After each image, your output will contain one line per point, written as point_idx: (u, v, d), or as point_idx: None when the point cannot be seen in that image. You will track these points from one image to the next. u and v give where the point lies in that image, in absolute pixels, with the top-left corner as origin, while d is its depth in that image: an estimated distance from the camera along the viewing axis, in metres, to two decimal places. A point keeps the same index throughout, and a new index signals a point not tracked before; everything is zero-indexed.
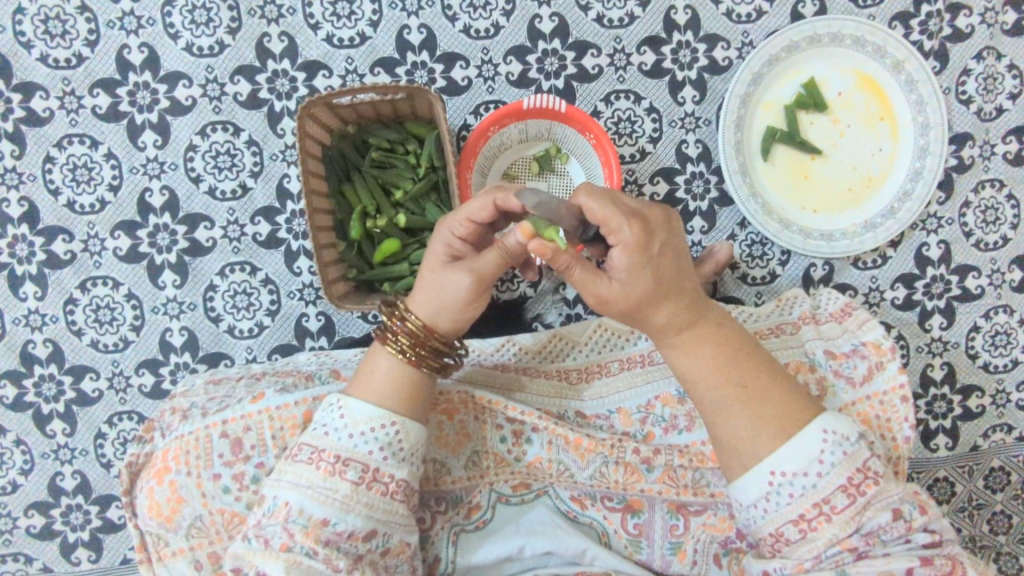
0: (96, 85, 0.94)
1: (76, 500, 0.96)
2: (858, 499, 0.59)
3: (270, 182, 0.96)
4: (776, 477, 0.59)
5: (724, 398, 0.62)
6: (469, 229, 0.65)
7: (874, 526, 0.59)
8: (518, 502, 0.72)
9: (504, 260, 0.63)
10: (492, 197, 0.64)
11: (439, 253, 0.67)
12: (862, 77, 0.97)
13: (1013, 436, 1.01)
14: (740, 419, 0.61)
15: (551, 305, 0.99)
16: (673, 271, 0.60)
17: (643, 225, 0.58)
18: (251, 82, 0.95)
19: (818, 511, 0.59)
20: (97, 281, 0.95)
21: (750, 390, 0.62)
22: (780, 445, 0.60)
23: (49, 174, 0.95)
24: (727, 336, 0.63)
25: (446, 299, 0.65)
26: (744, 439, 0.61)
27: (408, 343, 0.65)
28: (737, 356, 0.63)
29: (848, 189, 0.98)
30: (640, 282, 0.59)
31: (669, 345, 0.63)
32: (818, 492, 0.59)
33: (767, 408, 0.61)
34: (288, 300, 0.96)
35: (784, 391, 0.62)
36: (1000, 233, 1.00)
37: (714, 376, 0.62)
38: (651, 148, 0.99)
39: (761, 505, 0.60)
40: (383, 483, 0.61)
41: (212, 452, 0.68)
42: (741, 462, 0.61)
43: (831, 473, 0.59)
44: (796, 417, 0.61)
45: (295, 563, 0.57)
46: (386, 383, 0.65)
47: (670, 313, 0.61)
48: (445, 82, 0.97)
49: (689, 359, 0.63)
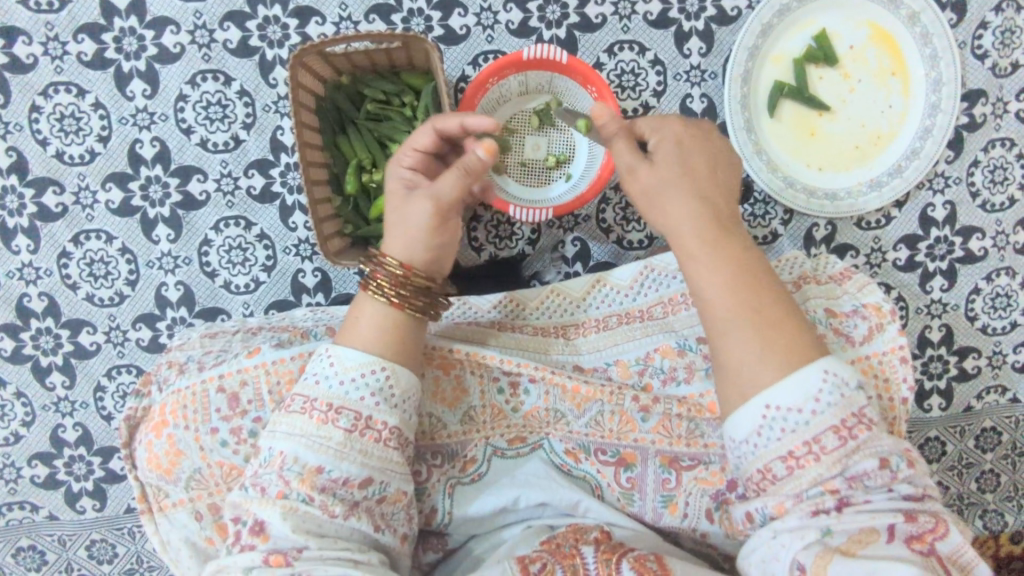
0: (81, 30, 0.91)
1: (79, 452, 0.97)
2: (849, 442, 0.59)
3: (263, 134, 0.93)
4: (771, 411, 0.59)
5: (735, 317, 0.62)
6: (417, 157, 0.71)
7: (858, 471, 0.59)
8: (514, 455, 0.73)
9: (467, 177, 0.67)
10: (433, 124, 0.70)
11: (395, 190, 0.70)
12: (875, 29, 0.94)
13: (1006, 397, 1.02)
14: (746, 340, 0.61)
15: (550, 263, 0.98)
16: (703, 175, 0.66)
17: (681, 128, 0.68)
18: (241, 28, 0.92)
19: (807, 449, 0.58)
20: (91, 235, 0.94)
21: (762, 315, 0.62)
22: (782, 377, 0.60)
23: (36, 124, 0.92)
24: (751, 266, 0.64)
25: (410, 228, 0.67)
26: (749, 364, 0.61)
27: (391, 286, 0.66)
28: (757, 286, 0.63)
29: (855, 147, 0.96)
30: (670, 165, 0.66)
31: (688, 253, 0.65)
32: (810, 429, 0.59)
33: (777, 336, 0.61)
34: (284, 255, 0.95)
35: (799, 331, 0.62)
36: (1007, 194, 0.99)
37: (728, 294, 0.63)
38: (655, 102, 0.96)
39: (753, 441, 0.60)
40: (375, 431, 0.62)
41: (209, 406, 0.69)
42: (739, 391, 0.61)
43: (825, 412, 0.59)
44: (805, 353, 0.61)
45: (292, 509, 0.58)
46: (370, 331, 0.65)
47: (694, 216, 0.64)
48: (443, 30, 0.94)
49: (705, 272, 0.64)
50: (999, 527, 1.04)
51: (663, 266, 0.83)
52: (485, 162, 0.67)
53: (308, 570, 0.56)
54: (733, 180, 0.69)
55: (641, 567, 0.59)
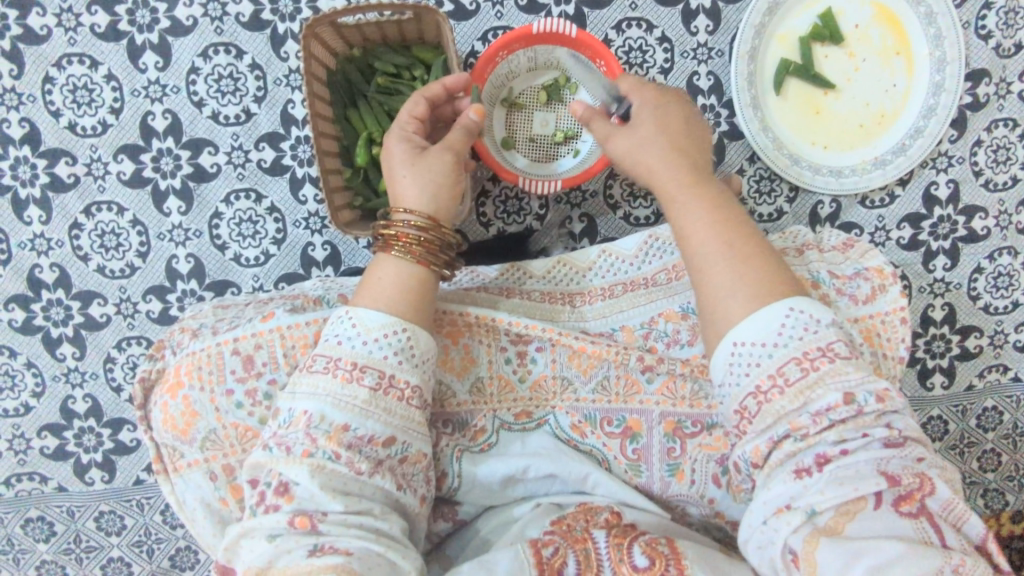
0: (94, 2, 0.92)
1: (88, 423, 0.98)
2: (811, 374, 0.58)
3: (274, 107, 0.94)
4: (738, 348, 0.60)
5: (713, 254, 0.63)
6: (419, 123, 0.76)
7: (822, 407, 0.57)
8: (520, 428, 0.74)
9: (467, 137, 0.74)
10: (422, 94, 0.77)
11: (406, 149, 0.73)
12: (879, 9, 0.95)
13: (1008, 376, 1.03)
14: (717, 275, 0.62)
15: (557, 239, 0.99)
16: (678, 130, 0.70)
17: (651, 90, 0.72)
18: (254, 2, 0.93)
19: (773, 383, 0.58)
20: (102, 207, 0.95)
21: (734, 253, 0.63)
22: (748, 316, 0.60)
23: (49, 95, 0.93)
24: (726, 208, 0.65)
25: (439, 179, 0.71)
26: (718, 301, 0.62)
27: (414, 245, 0.68)
28: (731, 225, 0.64)
29: (860, 126, 0.97)
30: (646, 123, 0.70)
31: (666, 197, 0.67)
32: (774, 363, 0.58)
33: (748, 274, 0.62)
34: (293, 229, 0.96)
35: (773, 269, 0.63)
36: (1010, 174, 1.00)
37: (701, 234, 0.64)
38: (662, 79, 0.97)
39: (728, 380, 0.61)
40: (399, 389, 0.63)
41: (224, 368, 0.69)
42: (715, 328, 0.62)
43: (789, 346, 0.59)
44: (773, 289, 0.61)
45: (319, 467, 0.59)
46: (393, 286, 0.66)
47: (669, 164, 0.67)
48: (453, 6, 0.95)
49: (685, 216, 0.65)
50: (1000, 506, 1.05)
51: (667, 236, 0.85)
52: (478, 125, 0.74)
53: (332, 541, 0.56)
54: (708, 138, 0.72)
55: (652, 551, 0.59)
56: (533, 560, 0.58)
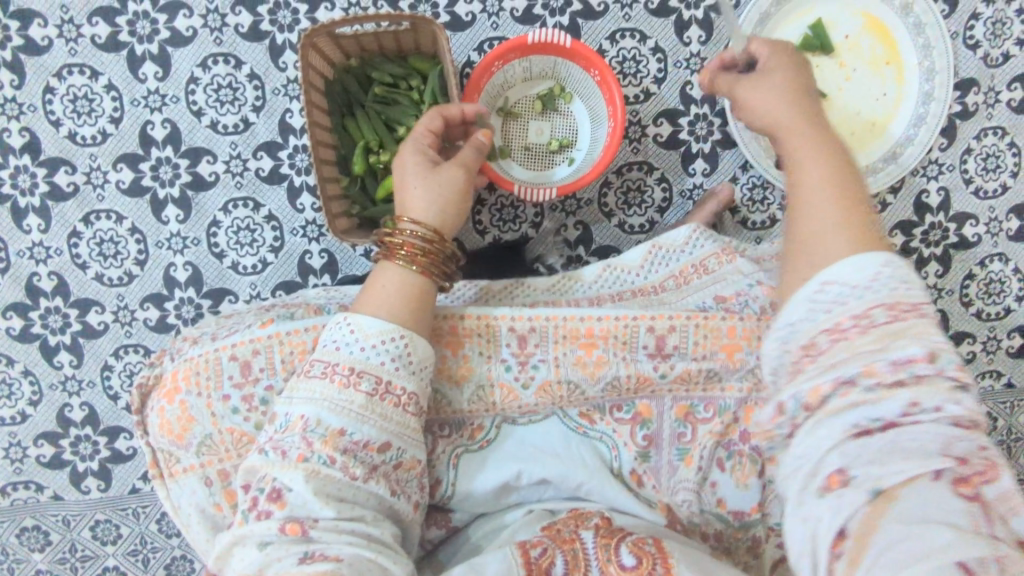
0: (95, 13, 0.93)
1: (85, 432, 0.98)
2: (899, 321, 0.48)
3: (272, 117, 0.95)
4: (828, 285, 0.52)
5: (818, 185, 0.57)
6: (433, 137, 0.77)
7: (902, 356, 0.47)
8: (526, 422, 0.75)
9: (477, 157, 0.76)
10: (438, 110, 0.78)
11: (418, 163, 0.73)
12: (869, 20, 0.97)
13: (1001, 383, 1.04)
14: (822, 207, 0.56)
15: (552, 247, 1.00)
16: (805, 79, 0.67)
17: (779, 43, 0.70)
18: (253, 13, 0.94)
19: (856, 323, 0.49)
20: (101, 215, 0.95)
21: (843, 191, 0.56)
22: (848, 255, 0.52)
23: (49, 105, 0.94)
24: (842, 154, 0.60)
25: (446, 194, 0.71)
26: (816, 235, 0.55)
27: (417, 254, 0.69)
28: (843, 168, 0.58)
29: (851, 134, 0.98)
30: (771, 66, 0.67)
31: (782, 129, 0.63)
32: (863, 304, 0.50)
33: (852, 215, 0.55)
34: (291, 237, 0.97)
35: (877, 222, 0.55)
36: (999, 181, 1.01)
37: (814, 165, 0.58)
38: (656, 88, 0.99)
39: (804, 318, 0.52)
40: (395, 395, 0.63)
41: (221, 373, 0.70)
42: (807, 262, 0.54)
43: (882, 292, 0.50)
44: (876, 238, 0.54)
45: (314, 472, 0.59)
46: (393, 293, 0.67)
47: (790, 101, 0.64)
48: (449, 17, 0.96)
49: (798, 146, 0.60)
50: None
51: (670, 245, 0.86)
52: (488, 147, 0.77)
53: (322, 548, 0.56)
54: None
55: (638, 550, 0.59)
56: (521, 561, 0.59)
